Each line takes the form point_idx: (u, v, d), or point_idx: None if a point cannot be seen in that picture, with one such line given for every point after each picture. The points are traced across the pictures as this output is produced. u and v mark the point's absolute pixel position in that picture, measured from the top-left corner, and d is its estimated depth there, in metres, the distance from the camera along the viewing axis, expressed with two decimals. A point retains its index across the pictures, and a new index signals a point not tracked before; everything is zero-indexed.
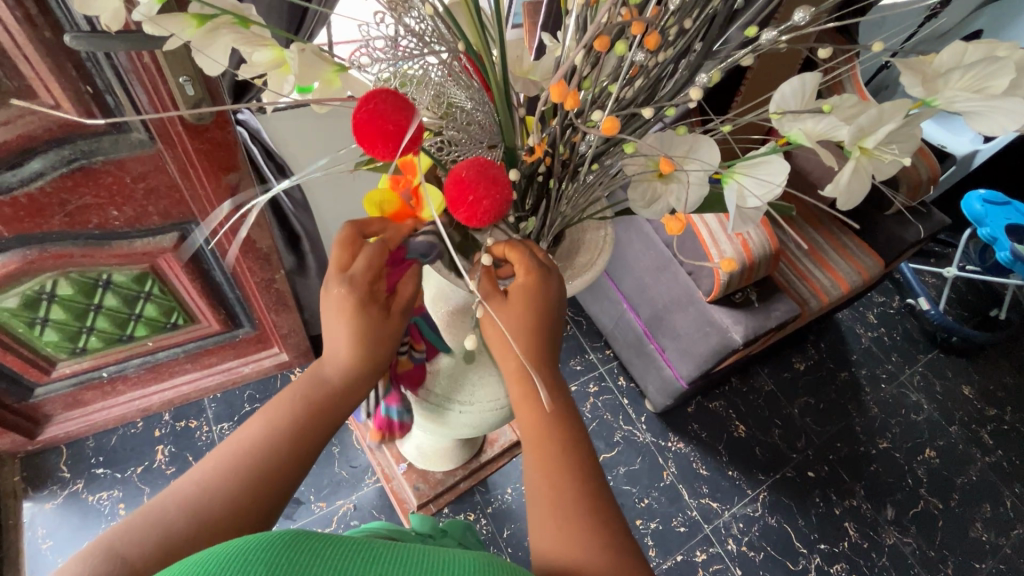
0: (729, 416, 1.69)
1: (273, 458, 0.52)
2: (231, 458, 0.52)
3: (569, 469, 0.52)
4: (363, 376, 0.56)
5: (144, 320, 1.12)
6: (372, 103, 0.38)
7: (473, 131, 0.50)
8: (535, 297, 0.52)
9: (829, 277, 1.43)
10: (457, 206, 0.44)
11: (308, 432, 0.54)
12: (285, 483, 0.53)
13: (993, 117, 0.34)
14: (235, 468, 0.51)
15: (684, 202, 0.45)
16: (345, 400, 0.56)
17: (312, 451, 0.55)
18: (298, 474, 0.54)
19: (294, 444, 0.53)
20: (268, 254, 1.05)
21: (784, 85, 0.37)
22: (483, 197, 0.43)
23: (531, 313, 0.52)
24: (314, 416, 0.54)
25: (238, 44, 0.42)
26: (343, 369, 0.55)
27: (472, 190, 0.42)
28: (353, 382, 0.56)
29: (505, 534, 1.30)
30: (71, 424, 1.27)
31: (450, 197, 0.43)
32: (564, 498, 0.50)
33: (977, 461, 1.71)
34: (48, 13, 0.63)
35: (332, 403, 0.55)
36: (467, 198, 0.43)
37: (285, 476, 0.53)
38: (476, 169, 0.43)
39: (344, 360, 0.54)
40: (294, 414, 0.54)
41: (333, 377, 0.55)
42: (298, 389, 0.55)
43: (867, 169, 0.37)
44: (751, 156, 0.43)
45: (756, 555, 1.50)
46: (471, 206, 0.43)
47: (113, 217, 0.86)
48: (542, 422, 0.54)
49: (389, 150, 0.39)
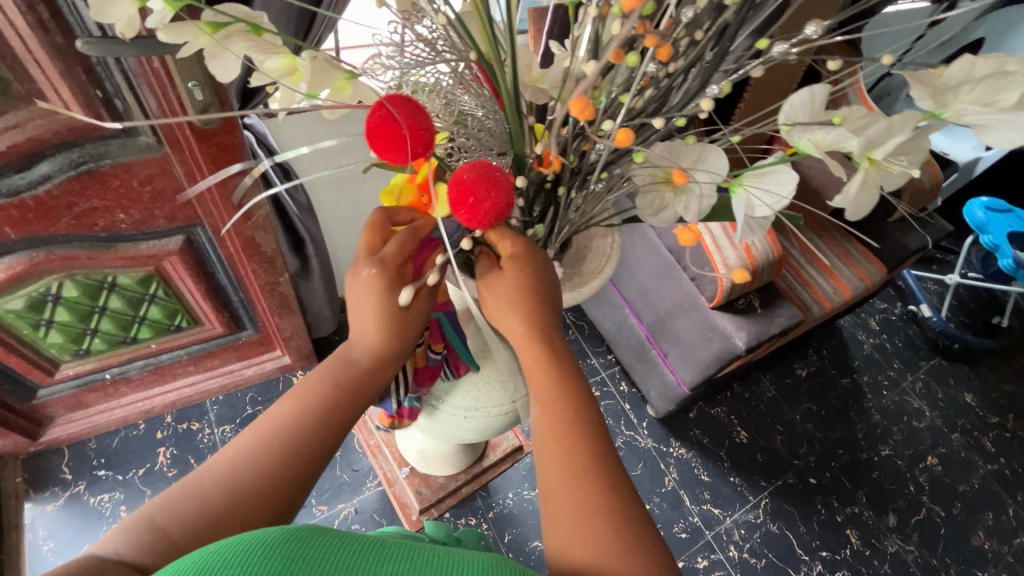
0: (731, 422, 1.69)
1: (307, 438, 0.52)
2: (266, 435, 0.52)
3: (589, 475, 0.50)
4: (390, 356, 0.56)
5: (148, 323, 1.12)
6: (384, 109, 0.38)
7: (483, 138, 0.50)
8: (523, 272, 0.52)
9: (832, 283, 1.43)
10: (457, 207, 0.44)
11: (340, 412, 0.54)
12: (319, 464, 0.53)
13: (1004, 130, 0.34)
14: (270, 446, 0.51)
15: (694, 212, 0.44)
16: (373, 379, 0.56)
17: (344, 430, 0.55)
18: (329, 450, 0.54)
19: (327, 424, 0.53)
20: (273, 257, 1.05)
21: (793, 96, 0.37)
22: (484, 199, 0.43)
23: (520, 282, 0.52)
24: (347, 396, 0.55)
25: (250, 52, 0.42)
26: (374, 349, 0.55)
27: (473, 192, 0.42)
28: (382, 363, 0.56)
29: (506, 539, 1.30)
30: (74, 426, 1.27)
31: (451, 198, 0.44)
32: (586, 496, 0.49)
33: (979, 469, 1.70)
34: (60, 18, 0.63)
35: (364, 383, 0.56)
36: (467, 201, 0.43)
37: (320, 456, 0.53)
38: (476, 171, 0.43)
39: (374, 342, 0.55)
40: (327, 393, 0.54)
41: (362, 358, 0.56)
42: (327, 369, 0.56)
43: (876, 180, 0.38)
44: (759, 166, 0.43)
45: (758, 562, 1.50)
46: (471, 208, 0.43)
47: (120, 220, 0.86)
48: (559, 417, 0.52)
49: (400, 157, 0.39)
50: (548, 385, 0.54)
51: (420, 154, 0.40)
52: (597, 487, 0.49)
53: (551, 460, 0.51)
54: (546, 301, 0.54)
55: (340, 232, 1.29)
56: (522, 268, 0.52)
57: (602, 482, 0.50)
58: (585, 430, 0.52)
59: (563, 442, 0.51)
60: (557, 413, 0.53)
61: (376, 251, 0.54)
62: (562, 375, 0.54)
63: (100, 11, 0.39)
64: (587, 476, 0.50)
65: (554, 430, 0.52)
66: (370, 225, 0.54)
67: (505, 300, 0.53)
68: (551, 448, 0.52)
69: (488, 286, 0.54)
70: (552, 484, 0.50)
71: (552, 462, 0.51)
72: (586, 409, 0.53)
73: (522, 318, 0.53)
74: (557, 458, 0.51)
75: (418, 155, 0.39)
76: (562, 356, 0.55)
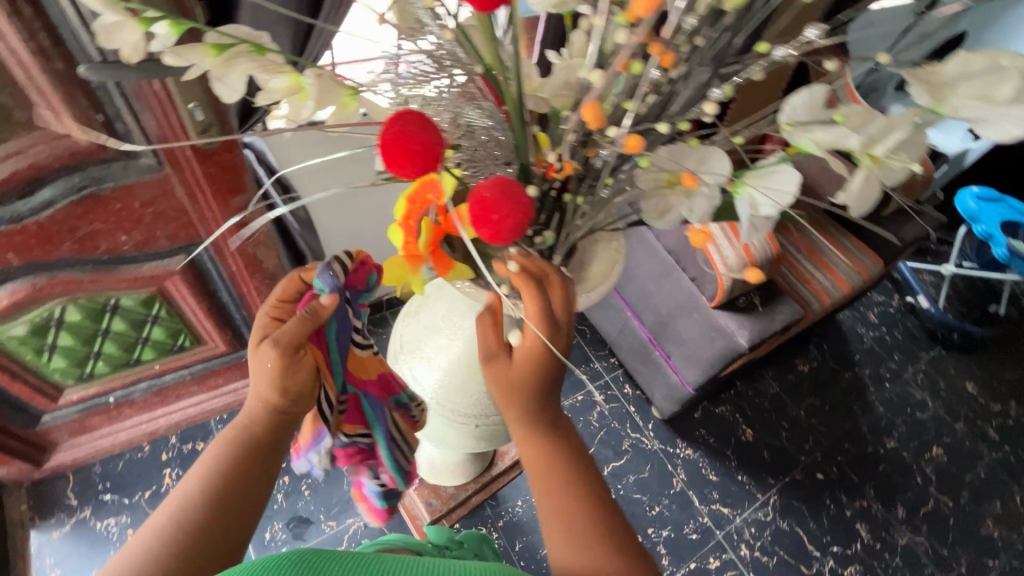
0: (736, 420, 1.71)
1: (197, 507, 0.57)
2: (158, 522, 0.56)
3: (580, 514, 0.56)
4: (272, 415, 0.63)
5: (151, 344, 1.12)
6: (398, 124, 0.35)
7: (490, 147, 0.49)
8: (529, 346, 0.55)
9: (831, 279, 1.46)
10: (479, 225, 0.40)
11: (232, 473, 0.60)
12: (215, 527, 0.56)
13: (1003, 124, 0.34)
14: (166, 523, 0.55)
15: (698, 214, 0.45)
16: (258, 444, 0.62)
17: (238, 497, 0.59)
18: (222, 519, 0.57)
19: (225, 482, 0.59)
20: (275, 273, 1.06)
21: (793, 98, 0.38)
22: (506, 215, 0.39)
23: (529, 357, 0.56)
24: (235, 462, 0.60)
25: (256, 72, 0.43)
26: (256, 409, 0.62)
27: (495, 209, 0.39)
28: (267, 418, 0.63)
29: (517, 548, 1.31)
30: (78, 450, 1.26)
31: (472, 217, 0.41)
32: (580, 529, 0.55)
33: (984, 457, 1.76)
34: (61, 45, 0.63)
35: (251, 438, 0.62)
36: (490, 217, 0.40)
37: (218, 522, 0.57)
38: (498, 187, 0.40)
39: (259, 400, 0.62)
40: (217, 464, 0.60)
41: (247, 419, 0.62)
42: (214, 447, 0.61)
43: (878, 177, 0.38)
44: (760, 166, 0.44)
45: (769, 559, 1.52)
46: (494, 225, 0.40)
47: (122, 242, 0.86)
48: (553, 467, 0.58)
49: (419, 171, 0.36)
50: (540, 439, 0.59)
51: (438, 168, 0.37)
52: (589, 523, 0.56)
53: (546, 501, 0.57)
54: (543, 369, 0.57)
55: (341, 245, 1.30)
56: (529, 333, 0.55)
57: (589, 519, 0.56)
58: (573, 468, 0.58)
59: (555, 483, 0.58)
60: (550, 460, 0.58)
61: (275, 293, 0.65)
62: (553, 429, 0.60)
63: (106, 37, 0.40)
64: (574, 518, 0.56)
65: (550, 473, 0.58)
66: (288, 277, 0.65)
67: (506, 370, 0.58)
68: (539, 482, 0.58)
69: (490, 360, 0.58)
70: (554, 522, 0.56)
71: (552, 505, 0.57)
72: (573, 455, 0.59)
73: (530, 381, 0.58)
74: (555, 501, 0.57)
75: (432, 169, 0.37)
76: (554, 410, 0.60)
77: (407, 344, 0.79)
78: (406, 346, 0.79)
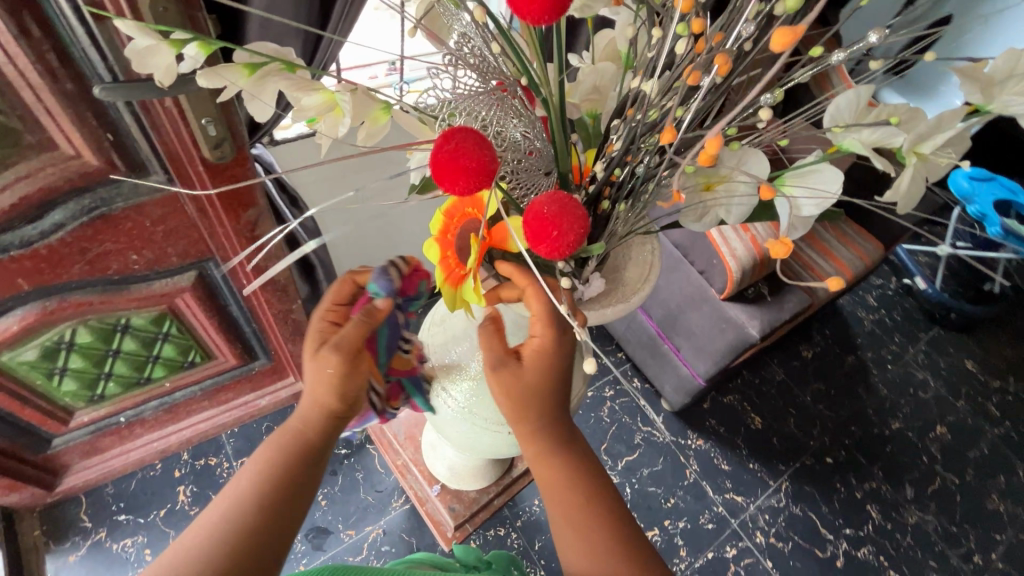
0: (744, 409, 1.73)
1: (249, 515, 0.56)
2: (208, 527, 0.55)
3: (590, 518, 0.59)
4: (326, 421, 0.62)
5: (162, 362, 1.10)
6: (452, 142, 0.35)
7: (533, 160, 0.49)
8: (546, 360, 0.56)
9: (834, 265, 1.50)
10: (537, 242, 0.40)
11: (286, 479, 0.59)
12: (269, 534, 0.56)
13: None
14: (219, 530, 0.54)
15: (736, 215, 0.46)
16: (310, 449, 0.61)
17: (291, 503, 0.58)
18: (276, 521, 0.57)
19: (277, 490, 0.58)
20: (286, 285, 1.06)
21: (836, 99, 0.38)
22: (566, 231, 0.39)
23: (540, 374, 0.56)
24: (287, 467, 0.59)
25: (289, 89, 0.42)
26: (312, 412, 0.61)
27: (555, 226, 0.39)
28: (320, 422, 0.61)
29: (537, 546, 1.38)
30: (89, 472, 1.25)
31: (531, 234, 0.40)
32: (593, 532, 0.58)
33: (986, 433, 1.80)
34: (69, 64, 0.61)
35: (305, 447, 0.61)
36: (551, 233, 0.39)
37: (272, 528, 0.56)
38: (555, 203, 0.40)
39: (314, 406, 0.61)
40: (268, 468, 0.59)
41: (300, 422, 0.62)
42: (266, 451, 0.61)
43: (922, 173, 0.38)
44: (798, 166, 0.44)
45: (785, 545, 1.54)
46: (555, 241, 0.40)
47: (133, 261, 0.85)
48: (559, 474, 0.60)
49: (469, 188, 0.36)
50: (544, 448, 0.60)
51: (488, 185, 0.37)
52: (604, 531, 0.58)
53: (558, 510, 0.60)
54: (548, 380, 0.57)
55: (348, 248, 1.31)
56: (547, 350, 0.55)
57: (598, 519, 0.59)
58: (588, 479, 0.60)
59: (564, 490, 0.60)
60: (555, 469, 0.60)
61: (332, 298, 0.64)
62: (556, 436, 0.60)
63: (139, 62, 0.39)
64: (586, 521, 0.58)
65: (557, 480, 0.60)
66: (341, 281, 0.65)
67: (512, 389, 0.56)
68: (548, 488, 0.60)
69: (499, 377, 0.56)
70: (566, 529, 0.59)
71: (563, 509, 0.59)
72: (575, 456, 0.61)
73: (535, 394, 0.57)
74: (563, 506, 0.59)
75: (485, 186, 0.36)
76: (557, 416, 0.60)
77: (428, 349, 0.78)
78: (433, 352, 0.77)
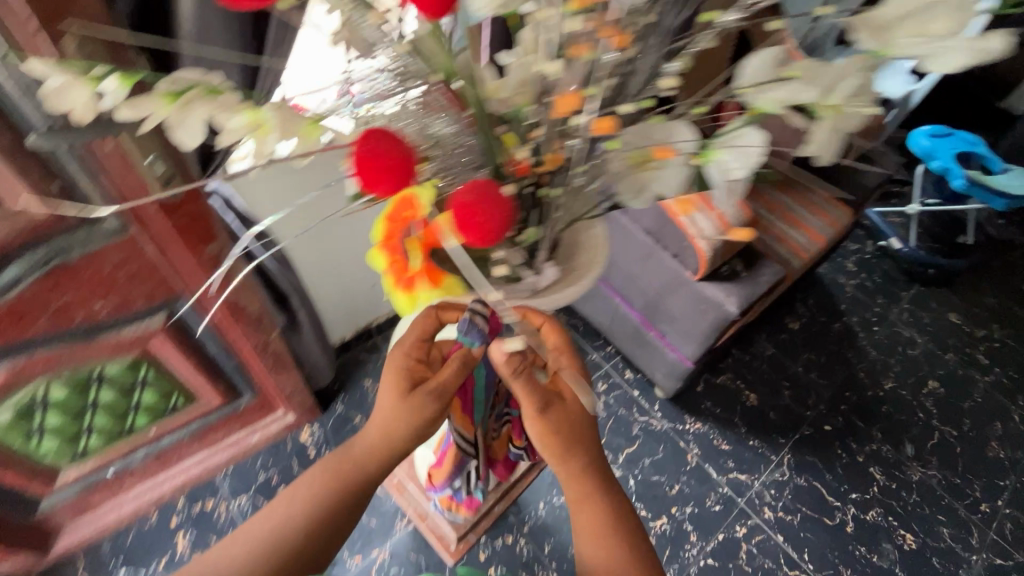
0: (738, 387, 1.74)
1: (303, 522, 0.71)
2: (276, 521, 0.71)
3: (609, 530, 0.71)
4: (380, 455, 0.73)
5: (144, 409, 1.10)
6: (368, 143, 0.35)
7: (458, 152, 0.49)
8: (581, 394, 0.76)
9: (805, 234, 1.56)
10: (463, 231, 0.41)
11: (337, 499, 0.72)
12: (321, 538, 0.71)
13: (950, 57, 0.34)
14: (280, 528, 0.71)
15: (673, 186, 0.46)
16: (362, 475, 0.74)
17: (338, 517, 0.72)
18: (326, 529, 0.72)
19: (327, 507, 0.72)
20: (260, 316, 1.06)
21: (750, 61, 0.41)
22: (490, 218, 0.40)
23: (580, 406, 0.75)
24: (339, 488, 0.73)
25: (214, 113, 0.42)
26: (368, 448, 0.73)
27: (476, 212, 0.40)
28: (371, 454, 0.73)
29: (547, 550, 1.37)
30: (84, 531, 1.22)
31: (454, 224, 0.41)
32: (611, 542, 0.71)
33: (978, 382, 1.83)
34: (4, 117, 0.61)
35: (355, 477, 0.73)
36: (473, 221, 0.40)
37: (323, 533, 0.71)
38: (476, 190, 0.40)
39: (370, 443, 0.73)
40: (323, 487, 0.73)
41: (356, 453, 0.74)
42: (326, 470, 0.74)
43: (842, 128, 0.39)
44: (725, 132, 0.45)
45: (793, 518, 1.53)
46: (479, 229, 0.41)
47: (99, 309, 0.84)
48: (586, 493, 0.74)
49: (392, 186, 0.36)
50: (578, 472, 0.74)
51: (407, 181, 0.38)
52: (618, 543, 0.71)
53: (583, 522, 0.73)
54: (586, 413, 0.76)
55: (321, 272, 1.31)
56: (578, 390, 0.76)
57: (615, 531, 0.72)
58: (609, 500, 0.74)
59: (590, 506, 0.73)
60: (583, 488, 0.73)
61: (425, 335, 0.74)
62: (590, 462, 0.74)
63: (56, 101, 0.39)
64: (605, 534, 0.71)
65: (583, 498, 0.73)
66: (425, 314, 0.73)
67: (560, 421, 0.73)
68: (576, 504, 0.74)
69: (548, 410, 0.73)
70: (588, 537, 0.72)
71: (588, 525, 0.72)
72: (603, 481, 0.74)
73: (575, 422, 0.74)
74: (588, 520, 0.72)
75: (404, 183, 0.37)
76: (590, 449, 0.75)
77: None
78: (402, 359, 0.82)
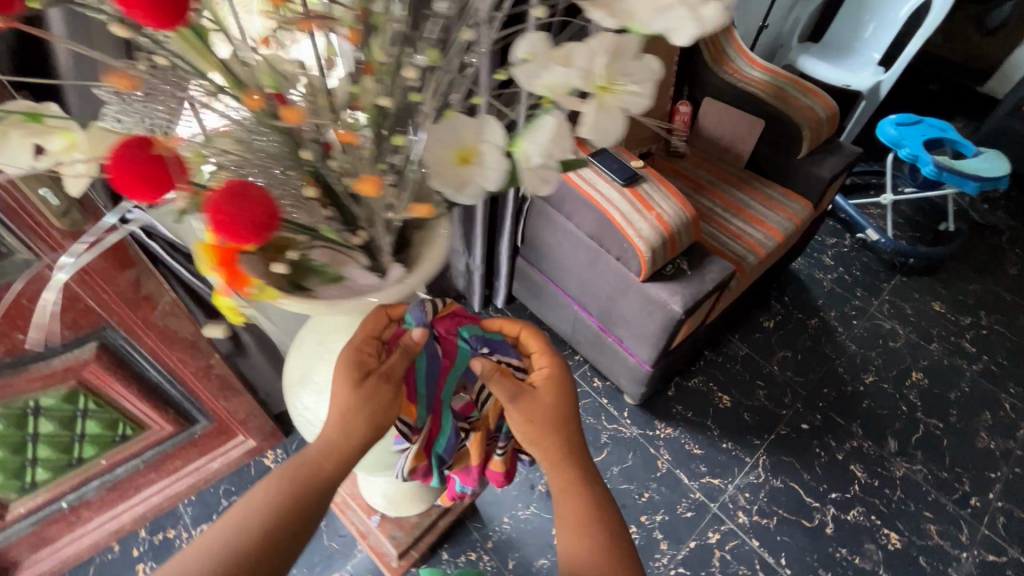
0: (711, 389, 1.70)
1: (260, 527, 0.60)
2: (230, 528, 0.60)
3: (595, 520, 0.70)
4: (343, 451, 0.65)
5: (90, 439, 1.11)
6: (122, 150, 0.36)
7: (260, 159, 0.47)
8: (558, 385, 0.73)
9: (762, 231, 1.54)
10: (219, 233, 0.38)
11: (296, 500, 0.63)
12: (277, 548, 0.60)
13: (677, 30, 0.36)
14: (230, 538, 0.59)
15: (491, 181, 0.46)
16: (325, 479, 0.65)
17: (298, 523, 0.62)
18: (285, 534, 0.61)
19: (286, 509, 0.62)
20: (196, 341, 1.08)
21: (528, 36, 0.38)
22: (240, 216, 0.37)
23: (557, 396, 0.72)
24: (298, 491, 0.63)
25: (30, 138, 0.43)
26: (327, 445, 0.65)
27: (224, 211, 0.37)
28: (331, 452, 0.65)
29: (511, 565, 1.34)
30: (42, 565, 1.23)
31: (211, 227, 0.38)
32: (595, 531, 0.69)
33: (966, 371, 1.77)
34: None
35: (318, 478, 0.65)
36: (221, 221, 0.37)
37: (281, 540, 0.61)
38: (227, 190, 0.37)
39: (329, 438, 0.65)
40: (281, 489, 0.63)
41: (314, 451, 0.65)
42: (284, 471, 0.65)
43: (615, 106, 0.40)
44: (530, 124, 0.45)
45: (770, 521, 1.48)
46: (231, 231, 0.38)
47: (22, 340, 0.86)
48: (569, 482, 0.72)
49: (155, 193, 0.37)
50: (559, 463, 0.72)
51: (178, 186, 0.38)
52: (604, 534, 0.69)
53: (567, 515, 0.71)
54: (566, 404, 0.73)
55: None
56: (555, 382, 0.73)
57: (599, 521, 0.70)
58: (593, 489, 0.72)
59: (573, 497, 0.71)
60: (565, 476, 0.72)
61: (376, 331, 0.70)
62: (570, 451, 0.72)
63: None
64: (591, 526, 0.69)
65: (566, 488, 0.72)
66: (375, 312, 0.70)
67: (537, 413, 0.71)
68: (561, 495, 0.72)
69: (521, 399, 0.71)
70: (570, 528, 0.70)
71: (570, 516, 0.70)
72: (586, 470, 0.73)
73: (553, 414, 0.72)
74: (571, 512, 0.70)
75: (171, 189, 0.38)
76: (570, 441, 0.73)
77: (299, 376, 0.80)
78: (293, 378, 0.81)
